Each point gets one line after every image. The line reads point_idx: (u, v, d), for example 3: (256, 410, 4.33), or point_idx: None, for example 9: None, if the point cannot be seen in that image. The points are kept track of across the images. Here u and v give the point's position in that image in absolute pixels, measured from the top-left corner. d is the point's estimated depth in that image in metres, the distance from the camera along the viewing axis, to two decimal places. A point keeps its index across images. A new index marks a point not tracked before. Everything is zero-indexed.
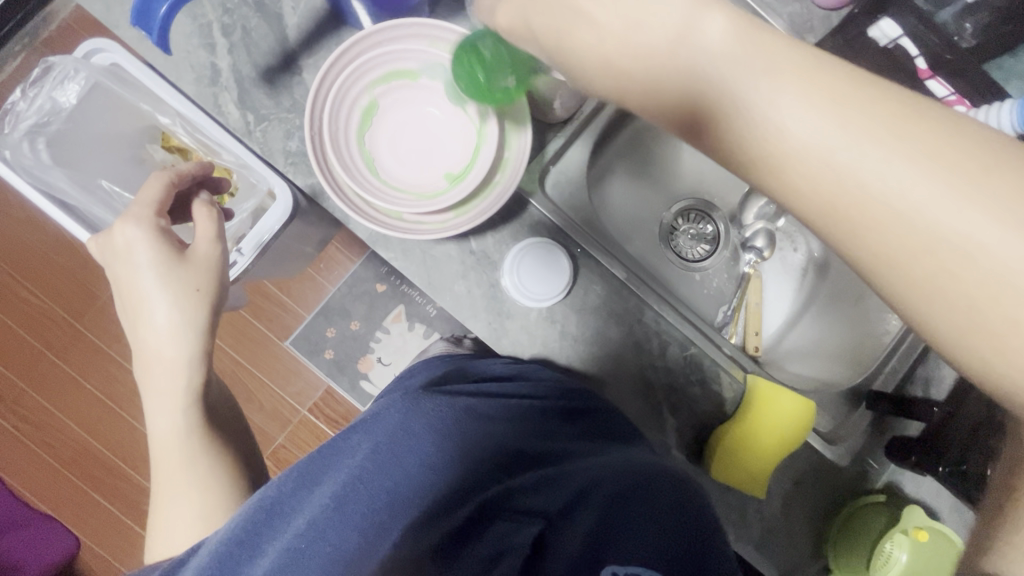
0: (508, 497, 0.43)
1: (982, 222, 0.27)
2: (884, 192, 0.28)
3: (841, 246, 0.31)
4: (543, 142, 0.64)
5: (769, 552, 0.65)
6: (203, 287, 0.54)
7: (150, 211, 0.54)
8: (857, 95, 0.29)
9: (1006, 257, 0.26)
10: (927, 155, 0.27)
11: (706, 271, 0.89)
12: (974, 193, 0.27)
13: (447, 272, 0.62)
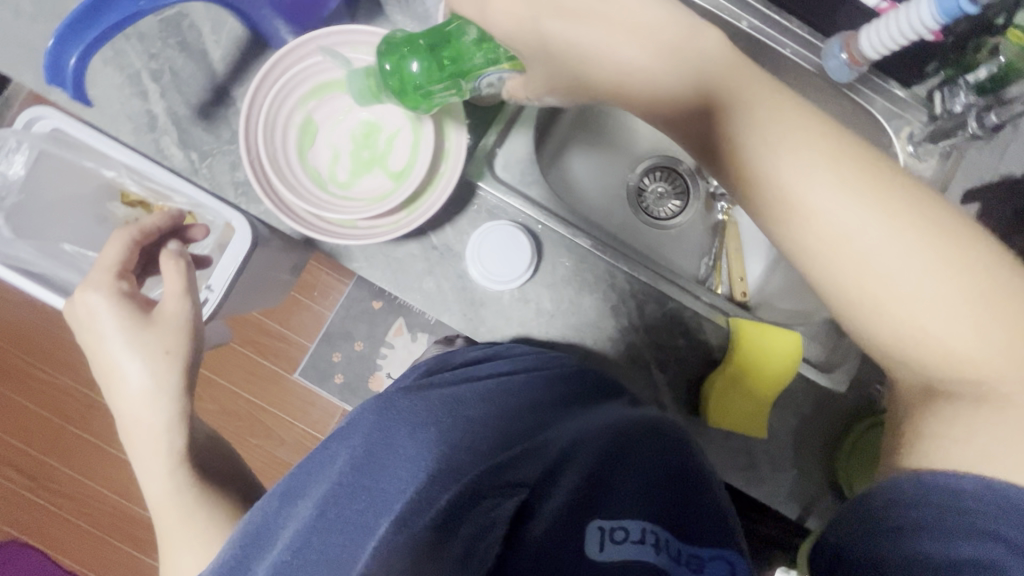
0: (496, 471, 0.42)
1: (913, 287, 0.41)
2: (865, 253, 0.42)
3: (819, 284, 0.44)
4: (484, 126, 0.64)
5: (781, 489, 0.64)
6: (171, 349, 0.55)
7: (113, 272, 0.56)
8: (854, 180, 0.43)
9: (926, 314, 0.41)
10: (892, 230, 0.42)
11: (682, 226, 0.89)
12: (915, 266, 0.41)
13: (413, 271, 0.63)
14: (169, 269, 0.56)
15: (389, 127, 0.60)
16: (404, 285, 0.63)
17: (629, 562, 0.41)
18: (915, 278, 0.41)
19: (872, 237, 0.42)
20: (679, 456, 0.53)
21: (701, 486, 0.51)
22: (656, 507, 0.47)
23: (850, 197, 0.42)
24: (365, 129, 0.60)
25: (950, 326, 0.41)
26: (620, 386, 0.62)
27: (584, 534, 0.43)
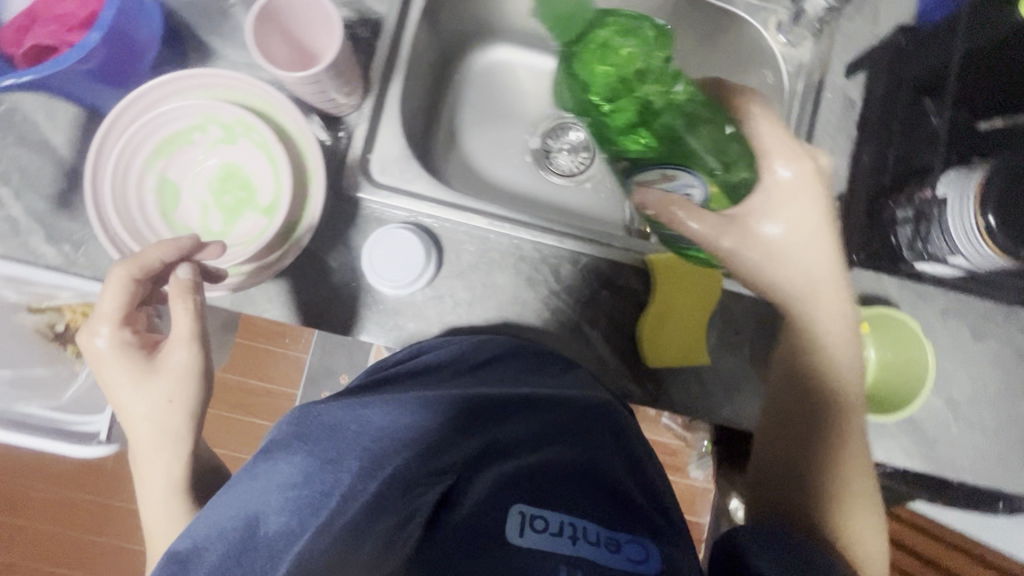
0: (426, 460, 0.40)
1: (844, 348, 0.54)
2: (808, 304, 0.54)
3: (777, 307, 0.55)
4: (349, 135, 0.63)
5: (739, 409, 0.63)
6: (176, 398, 0.49)
7: (113, 322, 0.49)
8: (825, 247, 0.54)
9: (845, 365, 0.53)
10: (831, 293, 0.54)
11: (596, 175, 0.87)
12: (843, 321, 0.54)
13: (318, 299, 0.61)
14: (174, 315, 0.48)
15: (247, 165, 0.58)
16: (315, 316, 0.61)
17: (548, 553, 0.38)
18: (842, 343, 0.54)
19: (821, 296, 0.53)
20: (602, 433, 0.53)
21: (620, 465, 0.51)
22: (582, 492, 0.45)
23: (798, 246, 0.54)
24: (224, 174, 0.58)
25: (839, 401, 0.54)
26: (554, 354, 0.61)
27: (503, 519, 0.40)
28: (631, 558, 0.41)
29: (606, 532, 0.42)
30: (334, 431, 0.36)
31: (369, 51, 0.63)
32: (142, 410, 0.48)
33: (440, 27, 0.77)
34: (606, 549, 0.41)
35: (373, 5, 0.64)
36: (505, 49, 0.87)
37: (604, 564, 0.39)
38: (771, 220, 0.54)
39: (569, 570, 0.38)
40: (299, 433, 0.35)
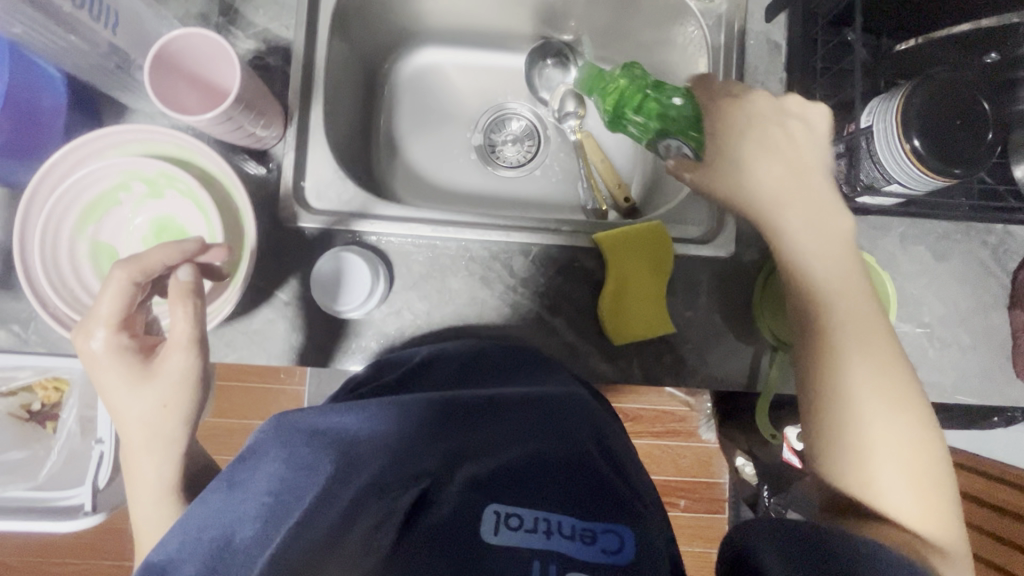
0: (402, 468, 0.39)
1: (816, 246, 0.49)
2: (770, 200, 0.51)
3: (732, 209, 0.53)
4: (280, 167, 0.62)
5: (713, 370, 0.63)
6: (171, 401, 0.46)
7: (110, 325, 0.46)
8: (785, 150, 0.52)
9: (819, 262, 0.49)
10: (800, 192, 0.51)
11: (544, 161, 0.87)
12: (816, 218, 0.50)
13: (277, 335, 0.61)
14: (173, 318, 0.46)
15: (179, 216, 0.58)
16: (277, 352, 0.61)
17: (520, 549, 0.38)
18: (812, 243, 0.50)
19: (782, 192, 0.51)
20: (579, 425, 0.52)
21: (592, 448, 0.50)
22: (561, 488, 0.44)
23: (754, 155, 0.52)
24: (159, 227, 0.58)
25: (857, 352, 0.48)
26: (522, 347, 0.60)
27: (478, 517, 0.39)
28: (605, 549, 0.41)
29: (580, 522, 0.42)
30: (305, 443, 0.36)
31: (284, 79, 0.63)
32: (138, 412, 0.46)
33: (358, 41, 0.76)
34: (579, 542, 0.40)
35: (280, 33, 0.63)
36: (430, 50, 0.85)
37: (577, 559, 0.39)
38: (739, 156, 0.52)
39: (541, 565, 0.38)
40: (279, 445, 0.36)
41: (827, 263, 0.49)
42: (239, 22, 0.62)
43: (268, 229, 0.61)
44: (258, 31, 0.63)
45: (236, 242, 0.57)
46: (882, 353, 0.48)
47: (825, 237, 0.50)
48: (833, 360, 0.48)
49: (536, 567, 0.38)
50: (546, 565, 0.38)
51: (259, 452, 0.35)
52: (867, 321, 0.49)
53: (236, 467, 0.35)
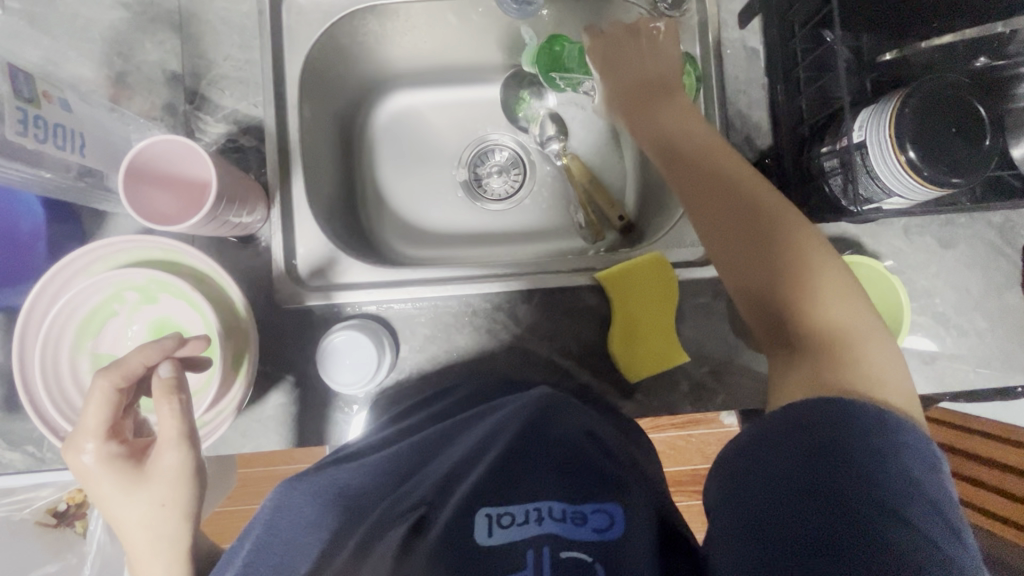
0: (393, 504, 0.46)
1: (755, 186, 0.54)
2: (706, 154, 0.56)
3: (679, 162, 0.57)
4: (269, 248, 0.61)
5: (732, 391, 0.63)
6: (170, 500, 0.45)
7: (97, 435, 0.45)
8: (697, 120, 0.59)
9: (761, 199, 0.53)
10: (724, 149, 0.57)
11: (532, 189, 0.85)
12: (743, 166, 0.55)
13: (290, 418, 0.60)
14: (161, 416, 0.45)
15: (174, 315, 0.57)
16: (291, 435, 0.60)
17: (515, 543, 0.40)
18: (751, 183, 0.54)
19: (713, 144, 0.57)
20: (566, 421, 0.52)
21: (585, 446, 0.50)
22: (552, 480, 0.46)
23: (676, 124, 0.59)
24: (157, 331, 0.57)
25: (796, 269, 0.50)
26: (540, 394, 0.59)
27: (470, 524, 0.42)
28: (597, 528, 0.41)
29: (571, 507, 0.43)
30: (308, 496, 0.45)
31: (261, 158, 0.61)
32: (137, 518, 0.44)
33: (328, 97, 0.75)
34: (571, 524, 0.42)
35: (249, 111, 0.61)
36: (402, 93, 0.83)
37: (570, 539, 0.41)
38: (650, 112, 0.61)
39: (536, 552, 0.40)
40: (281, 501, 0.44)
41: (750, 208, 0.53)
42: (206, 106, 0.61)
43: (267, 312, 0.61)
44: (227, 113, 0.61)
45: (236, 333, 0.57)
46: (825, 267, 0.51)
47: (735, 191, 0.54)
48: (804, 276, 0.50)
49: (531, 555, 0.39)
50: (541, 548, 0.40)
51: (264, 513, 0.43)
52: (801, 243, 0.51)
53: (251, 526, 0.43)
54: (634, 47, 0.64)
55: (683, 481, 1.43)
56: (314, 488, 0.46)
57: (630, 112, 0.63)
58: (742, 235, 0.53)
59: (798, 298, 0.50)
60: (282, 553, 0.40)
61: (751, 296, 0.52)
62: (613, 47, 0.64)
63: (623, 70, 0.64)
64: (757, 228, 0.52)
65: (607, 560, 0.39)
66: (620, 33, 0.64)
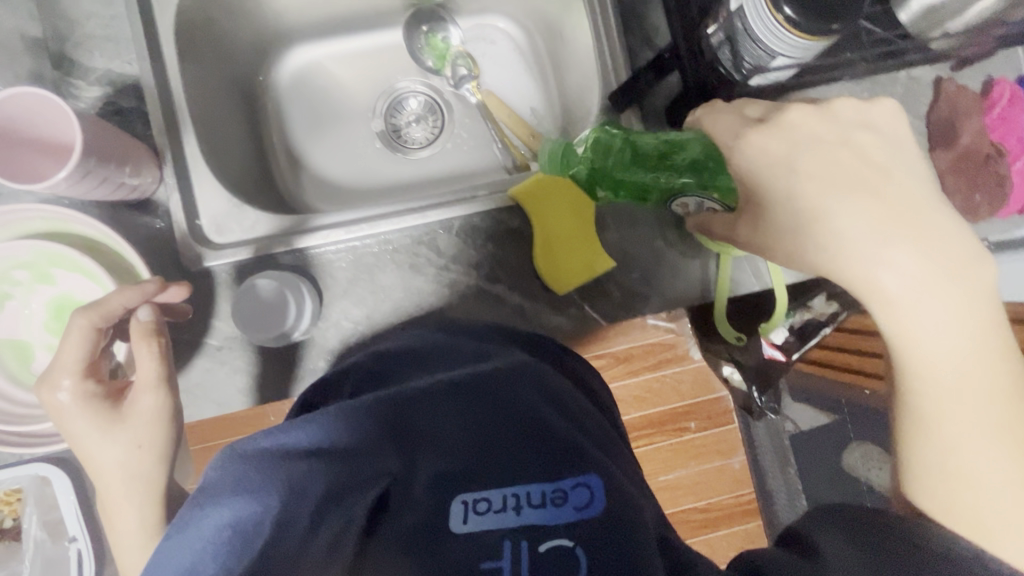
0: (351, 473, 0.41)
1: (957, 319, 0.44)
2: (902, 286, 0.44)
3: (873, 283, 0.44)
4: (168, 210, 0.58)
5: (663, 293, 0.63)
6: (145, 441, 0.49)
7: (76, 373, 0.48)
8: (895, 215, 0.44)
9: (945, 346, 0.44)
10: (927, 256, 0.44)
11: (452, 133, 0.83)
12: (958, 292, 0.43)
13: (220, 381, 0.58)
14: (140, 359, 0.49)
15: (75, 291, 0.54)
16: (224, 398, 0.58)
17: (487, 532, 0.41)
18: (937, 315, 0.44)
19: (918, 262, 0.44)
20: (533, 388, 0.51)
21: (548, 414, 0.49)
22: (533, 462, 0.45)
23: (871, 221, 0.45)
24: (56, 309, 0.54)
25: (984, 459, 0.43)
26: (490, 329, 0.59)
27: (446, 510, 0.43)
28: (576, 507, 0.43)
29: (550, 487, 0.43)
30: (262, 459, 0.38)
31: (145, 119, 0.58)
32: (113, 456, 0.48)
33: (217, 57, 0.72)
34: (550, 507, 0.42)
35: (124, 69, 0.58)
36: (303, 48, 0.81)
37: (546, 528, 0.42)
38: (884, 240, 0.44)
39: (512, 544, 0.41)
40: (221, 480, 0.37)
41: (948, 396, 0.44)
42: (78, 71, 0.58)
43: (176, 279, 0.58)
44: (100, 75, 0.58)
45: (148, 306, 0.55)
46: None
47: (931, 391, 0.44)
48: (1011, 427, 0.43)
49: (508, 546, 0.41)
50: (518, 542, 0.41)
51: (207, 489, 0.37)
52: (1004, 432, 0.43)
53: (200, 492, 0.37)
54: (905, 160, 0.47)
55: (662, 421, 1.41)
56: (265, 451, 0.39)
57: (814, 207, 0.46)
58: (953, 378, 0.44)
59: (1011, 448, 0.43)
60: (241, 545, 0.34)
61: (969, 440, 0.43)
62: (825, 134, 0.47)
63: (818, 162, 0.46)
64: (953, 348, 0.44)
65: (586, 543, 0.41)
66: (856, 129, 0.47)
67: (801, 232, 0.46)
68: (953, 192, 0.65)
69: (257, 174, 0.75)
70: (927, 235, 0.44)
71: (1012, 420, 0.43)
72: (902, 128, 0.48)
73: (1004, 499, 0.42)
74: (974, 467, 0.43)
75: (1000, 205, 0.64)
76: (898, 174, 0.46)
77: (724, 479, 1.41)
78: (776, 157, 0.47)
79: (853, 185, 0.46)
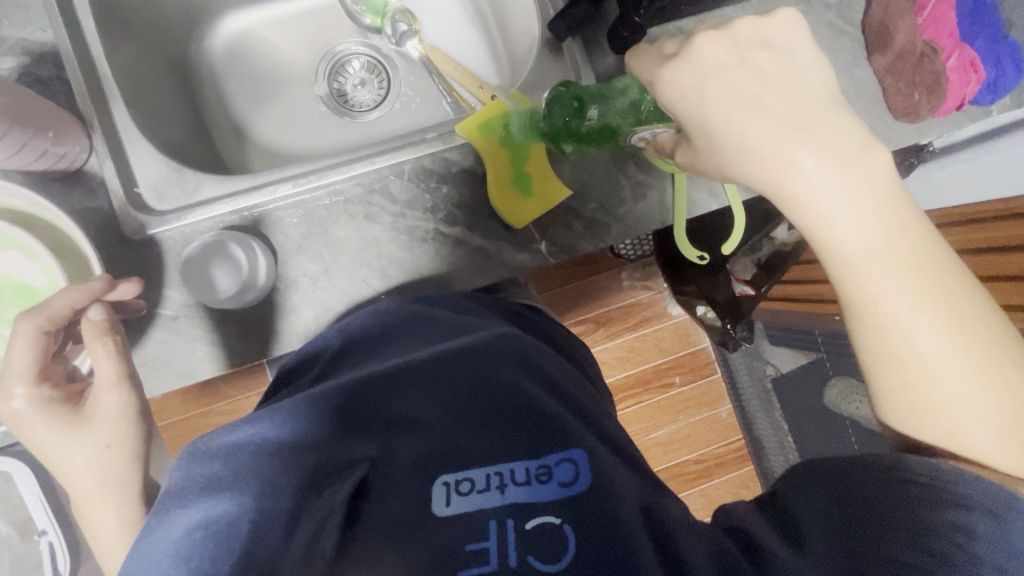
0: (329, 458, 0.41)
1: (850, 214, 0.43)
2: (806, 185, 0.43)
3: (774, 181, 0.44)
4: (103, 179, 0.56)
5: (623, 218, 0.63)
6: (113, 440, 0.48)
7: (28, 379, 0.47)
8: (792, 117, 0.44)
9: (851, 243, 0.43)
10: (832, 164, 0.43)
11: (399, 92, 0.80)
12: (853, 192, 0.43)
13: (179, 351, 0.57)
14: (95, 360, 0.48)
15: (11, 271, 0.52)
16: (184, 369, 0.57)
17: (476, 512, 0.40)
18: (845, 213, 0.43)
19: (818, 154, 0.43)
20: (509, 363, 0.49)
21: (527, 383, 0.48)
22: (511, 436, 0.43)
23: (757, 124, 0.44)
24: None
25: (940, 361, 0.43)
26: (467, 297, 0.60)
27: (427, 494, 0.41)
28: (562, 483, 0.41)
29: (534, 464, 0.42)
30: (228, 453, 0.38)
31: (68, 87, 0.57)
32: (80, 458, 0.47)
33: (141, 28, 0.69)
34: (536, 485, 0.41)
35: (38, 37, 0.56)
36: (233, 16, 0.79)
37: (533, 504, 0.40)
38: (801, 157, 0.43)
39: (499, 524, 0.39)
40: (186, 480, 0.37)
41: (861, 278, 0.44)
42: None
43: (117, 251, 0.56)
44: (12, 44, 0.56)
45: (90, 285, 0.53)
46: (947, 368, 0.43)
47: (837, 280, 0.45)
48: (915, 303, 0.43)
49: (494, 527, 0.39)
50: (504, 521, 0.39)
51: (174, 488, 0.37)
52: (966, 332, 0.43)
53: (168, 492, 0.37)
54: (799, 73, 0.45)
55: (647, 379, 1.33)
56: (233, 446, 0.39)
57: (733, 138, 0.44)
58: (856, 249, 0.44)
59: (919, 326, 0.43)
60: (211, 542, 0.34)
61: (874, 320, 0.44)
62: (727, 61, 0.45)
63: (724, 88, 0.44)
64: (852, 237, 0.43)
65: (575, 519, 0.39)
66: (754, 49, 0.45)
67: (727, 161, 0.45)
68: (893, 94, 0.67)
69: (199, 149, 0.73)
70: (826, 140, 0.43)
71: (903, 308, 0.43)
72: (799, 40, 0.46)
73: (938, 378, 0.43)
74: (894, 349, 0.44)
75: (938, 103, 0.64)
76: (791, 87, 0.44)
77: (715, 430, 1.35)
78: (686, 93, 0.45)
79: (752, 106, 0.44)
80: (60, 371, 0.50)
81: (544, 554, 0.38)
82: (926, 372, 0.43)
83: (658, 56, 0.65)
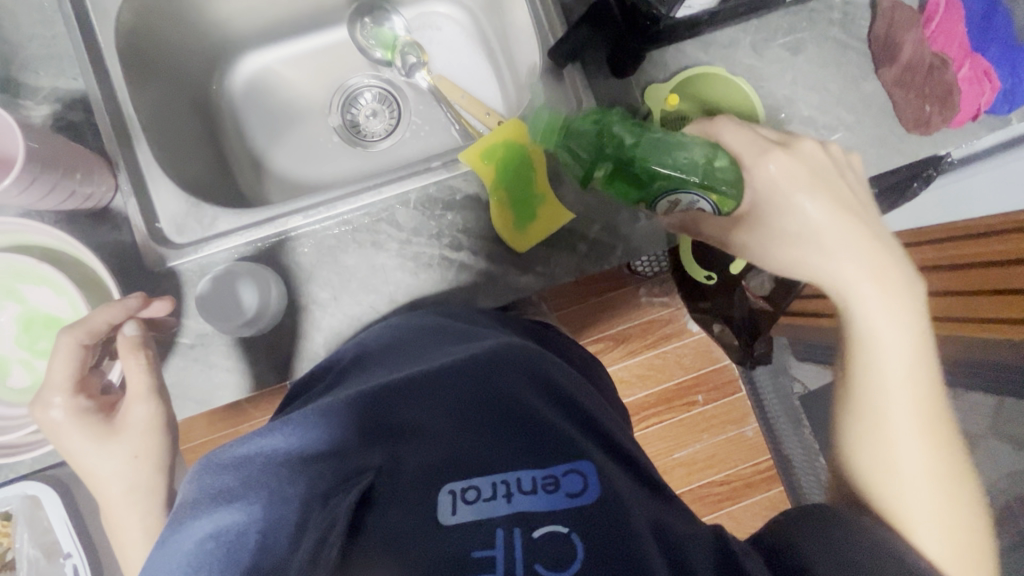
0: (339, 466, 0.39)
1: (873, 308, 0.51)
2: (839, 278, 0.52)
3: (816, 266, 0.53)
4: (127, 215, 0.60)
5: (627, 240, 0.63)
6: (141, 451, 0.50)
7: (66, 391, 0.49)
8: (853, 223, 0.52)
9: (865, 331, 0.51)
10: (871, 269, 0.51)
11: (409, 122, 0.83)
12: (884, 295, 0.51)
13: (196, 378, 0.59)
14: (129, 371, 0.50)
15: (41, 305, 0.55)
16: (202, 395, 0.59)
17: (482, 521, 0.39)
18: (869, 307, 0.51)
19: (863, 259, 0.52)
20: (516, 372, 0.49)
21: (532, 398, 0.47)
22: (517, 446, 0.43)
23: (822, 217, 0.52)
24: (25, 323, 0.55)
25: (913, 464, 0.49)
26: (480, 312, 0.60)
27: (434, 503, 0.40)
28: (568, 493, 0.41)
29: (540, 474, 0.42)
30: (239, 466, 0.36)
31: (96, 130, 0.60)
32: (110, 470, 0.50)
33: (165, 71, 0.74)
34: (541, 494, 0.41)
35: (70, 85, 0.60)
36: (253, 55, 0.83)
37: (535, 514, 0.40)
38: (846, 252, 0.52)
39: (506, 533, 0.39)
40: (197, 493, 0.35)
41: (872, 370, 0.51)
42: (25, 91, 0.60)
43: (139, 283, 0.59)
44: (47, 93, 0.60)
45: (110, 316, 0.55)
46: (917, 468, 0.49)
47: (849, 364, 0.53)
48: (909, 408, 0.50)
49: (500, 534, 0.39)
50: (510, 530, 0.39)
51: (186, 500, 0.35)
52: (937, 447, 0.49)
53: (178, 508, 0.35)
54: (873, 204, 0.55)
55: (667, 398, 1.31)
56: (246, 457, 0.37)
57: (796, 222, 0.53)
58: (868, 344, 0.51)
59: (908, 426, 0.50)
60: (221, 555, 0.32)
61: (871, 412, 0.51)
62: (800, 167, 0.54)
63: (796, 179, 0.53)
64: (861, 331, 0.52)
65: (582, 530, 0.39)
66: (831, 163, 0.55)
67: (779, 239, 0.54)
68: (904, 107, 0.65)
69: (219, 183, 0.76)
70: (875, 248, 0.52)
71: (894, 410, 0.50)
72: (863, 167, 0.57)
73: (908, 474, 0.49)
74: (881, 443, 0.50)
75: (951, 114, 0.63)
76: (862, 207, 0.54)
77: (739, 450, 1.31)
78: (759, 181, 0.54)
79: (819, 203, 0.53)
80: (95, 383, 0.52)
81: (550, 564, 0.38)
82: (903, 468, 0.49)
83: (659, 78, 0.66)
